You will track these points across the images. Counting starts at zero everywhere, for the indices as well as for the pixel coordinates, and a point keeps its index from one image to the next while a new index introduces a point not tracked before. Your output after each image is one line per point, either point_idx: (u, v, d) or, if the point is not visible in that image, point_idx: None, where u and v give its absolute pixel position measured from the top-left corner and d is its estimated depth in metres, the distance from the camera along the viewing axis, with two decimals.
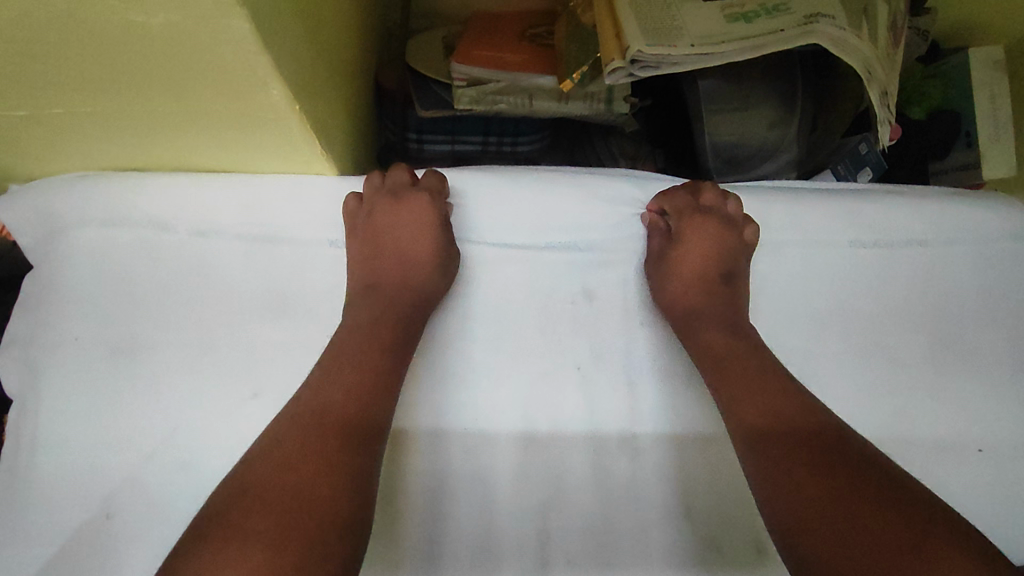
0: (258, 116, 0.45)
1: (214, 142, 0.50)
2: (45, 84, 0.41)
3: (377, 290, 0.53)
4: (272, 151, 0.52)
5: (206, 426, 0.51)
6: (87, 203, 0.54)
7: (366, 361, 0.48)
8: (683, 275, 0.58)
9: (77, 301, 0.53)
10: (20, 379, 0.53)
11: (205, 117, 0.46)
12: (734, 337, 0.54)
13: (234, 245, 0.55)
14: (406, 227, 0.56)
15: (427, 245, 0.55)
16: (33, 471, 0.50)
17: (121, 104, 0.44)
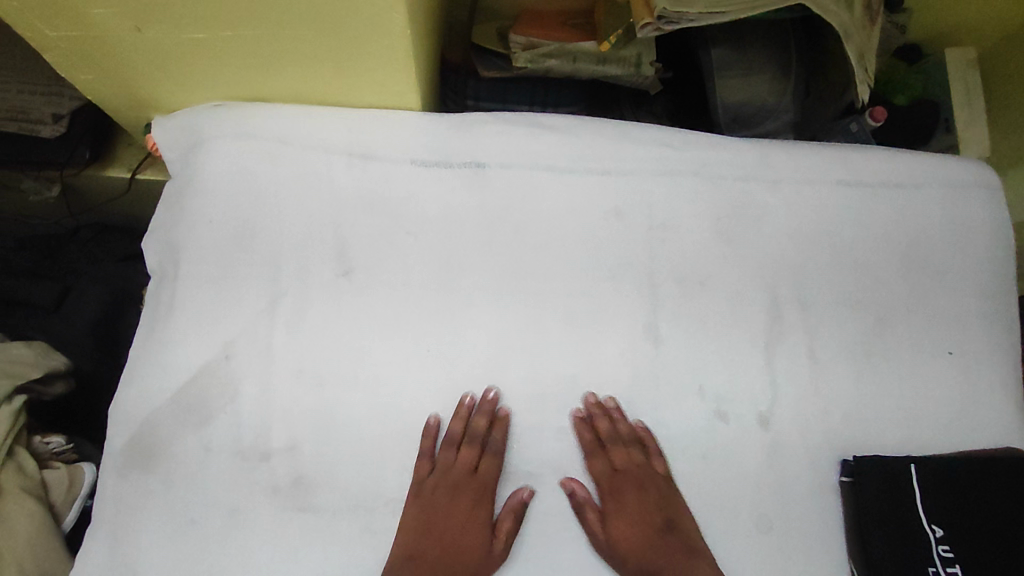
0: (378, 41, 0.60)
1: (335, 68, 0.65)
2: (228, 9, 0.56)
3: (427, 563, 0.56)
4: (378, 77, 0.67)
5: (307, 295, 0.64)
6: (223, 121, 0.69)
7: None
8: (619, 538, 0.60)
9: (207, 194, 0.67)
10: (160, 254, 0.67)
11: (335, 41, 0.60)
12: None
13: (336, 158, 0.68)
14: (466, 528, 0.59)
15: (479, 542, 0.59)
16: (171, 321, 0.63)
17: (278, 31, 0.59)
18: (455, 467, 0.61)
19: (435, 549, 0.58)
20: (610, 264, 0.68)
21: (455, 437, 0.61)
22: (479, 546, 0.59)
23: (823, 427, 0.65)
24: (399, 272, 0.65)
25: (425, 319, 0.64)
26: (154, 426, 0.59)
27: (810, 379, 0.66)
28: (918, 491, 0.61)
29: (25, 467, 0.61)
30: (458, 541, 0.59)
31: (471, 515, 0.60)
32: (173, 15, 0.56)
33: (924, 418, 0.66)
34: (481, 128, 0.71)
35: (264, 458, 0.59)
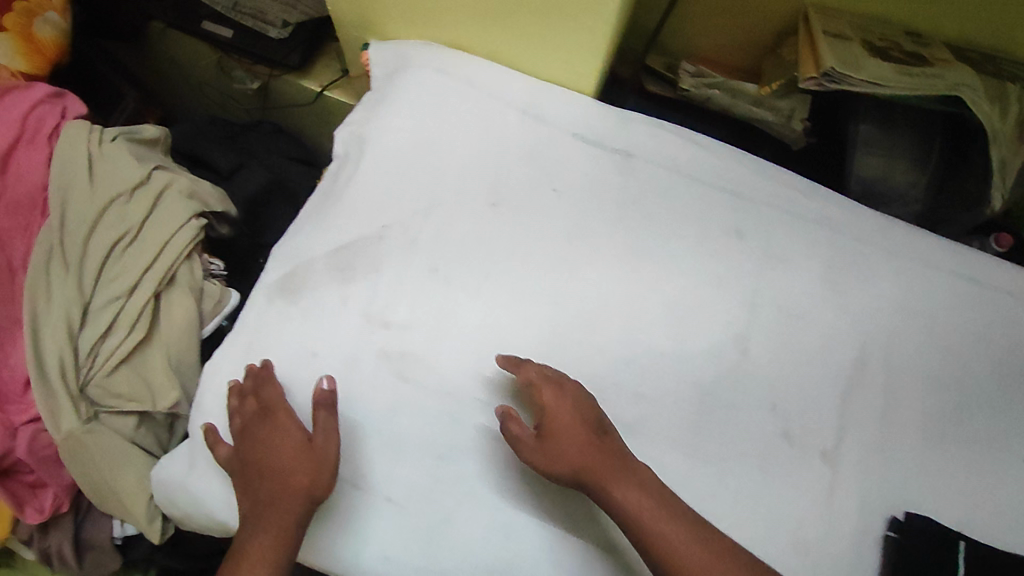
0: (583, 19, 0.73)
1: (538, 34, 0.77)
2: None
3: (262, 503, 0.59)
4: (570, 56, 0.78)
5: (457, 211, 0.74)
6: (427, 57, 0.81)
7: (281, 515, 0.58)
8: (560, 448, 0.60)
9: (400, 107, 0.78)
10: (349, 144, 0.79)
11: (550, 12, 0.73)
12: (634, 484, 0.58)
13: (512, 111, 0.78)
14: (285, 449, 0.60)
15: (306, 456, 0.59)
16: (345, 196, 0.75)
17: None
18: (246, 412, 0.63)
19: (264, 485, 0.59)
20: (720, 270, 0.73)
21: (234, 408, 0.64)
22: (302, 457, 0.59)
23: (882, 483, 0.66)
24: (538, 216, 0.74)
25: (547, 261, 0.72)
26: (306, 272, 0.71)
27: (881, 435, 0.68)
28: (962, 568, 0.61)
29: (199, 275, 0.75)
30: (285, 463, 0.59)
31: (286, 438, 0.60)
32: None
33: (984, 511, 0.66)
34: (635, 125, 0.78)
35: (383, 326, 0.69)
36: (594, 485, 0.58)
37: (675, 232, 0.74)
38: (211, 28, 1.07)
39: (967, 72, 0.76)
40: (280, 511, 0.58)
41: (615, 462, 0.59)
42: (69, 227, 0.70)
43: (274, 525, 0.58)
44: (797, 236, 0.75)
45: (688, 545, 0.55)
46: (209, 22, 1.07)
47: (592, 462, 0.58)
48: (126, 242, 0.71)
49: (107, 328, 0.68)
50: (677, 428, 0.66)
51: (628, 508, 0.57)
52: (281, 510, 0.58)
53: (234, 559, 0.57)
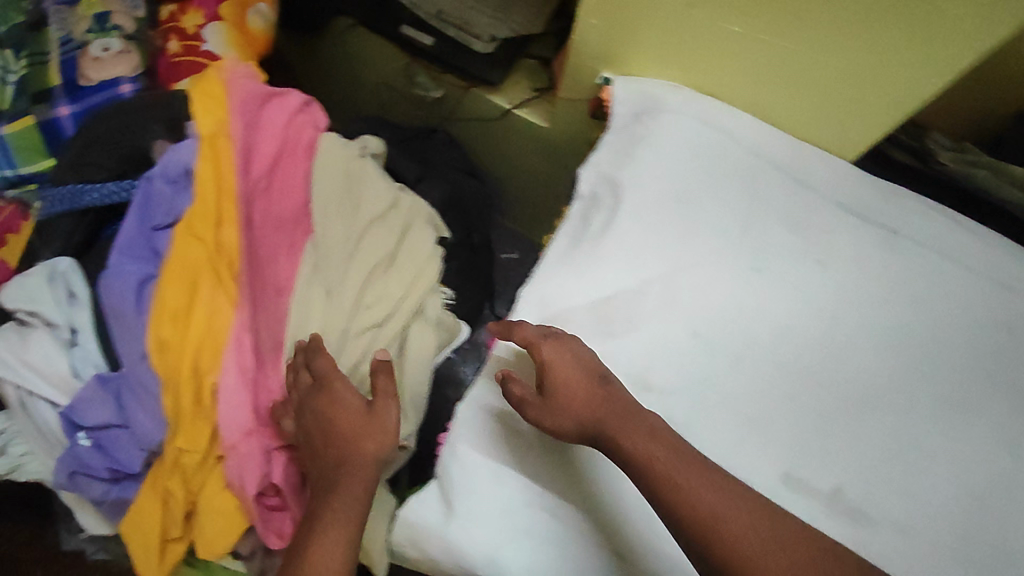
0: (884, 86, 0.71)
1: (819, 92, 0.75)
2: (791, 22, 0.69)
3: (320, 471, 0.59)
4: (846, 118, 0.76)
5: (719, 273, 0.72)
6: (688, 104, 0.79)
7: (355, 494, 0.57)
8: (571, 399, 0.61)
9: (658, 154, 0.76)
10: (598, 186, 0.77)
11: (849, 75, 0.72)
12: (646, 435, 0.57)
13: (772, 174, 0.76)
14: (343, 418, 0.60)
15: (359, 420, 0.60)
16: (601, 244, 0.73)
17: (802, 50, 0.71)
18: (301, 387, 0.62)
19: (330, 456, 0.59)
20: (990, 369, 0.70)
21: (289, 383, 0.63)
22: (358, 426, 0.60)
23: None
24: (799, 288, 0.72)
25: (807, 336, 0.71)
26: (563, 320, 0.70)
27: None
28: None
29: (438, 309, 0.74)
30: (342, 430, 0.60)
31: (343, 405, 0.61)
32: (745, 7, 0.70)
33: None
34: (901, 200, 0.76)
35: (645, 387, 0.68)
36: (605, 438, 0.59)
37: (943, 323, 0.71)
38: (411, 35, 1.03)
39: None
40: (352, 490, 0.57)
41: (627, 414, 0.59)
42: (328, 250, 0.68)
43: (346, 497, 0.57)
44: None
45: (674, 466, 0.56)
46: (408, 27, 1.04)
47: (609, 414, 0.59)
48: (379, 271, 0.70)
49: (358, 359, 0.66)
50: (947, 534, 0.64)
51: (640, 452, 0.57)
52: (353, 488, 0.57)
53: (303, 538, 0.55)
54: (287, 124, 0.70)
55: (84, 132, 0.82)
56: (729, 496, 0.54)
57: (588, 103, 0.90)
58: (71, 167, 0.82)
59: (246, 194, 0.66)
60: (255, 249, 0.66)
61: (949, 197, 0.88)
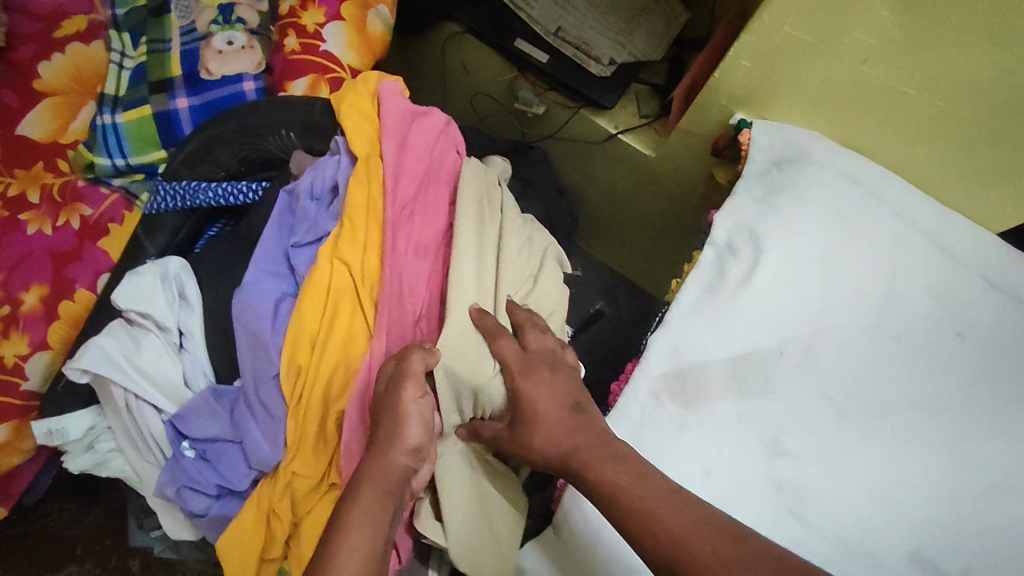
0: None
1: (977, 162, 0.73)
2: (968, 90, 0.67)
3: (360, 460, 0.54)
4: (998, 191, 0.75)
5: (858, 338, 0.70)
6: (834, 159, 0.77)
7: (381, 488, 0.51)
8: (536, 413, 0.56)
9: (802, 206, 0.73)
10: (734, 234, 0.74)
11: (1016, 151, 0.70)
12: (631, 474, 0.51)
13: (918, 240, 0.74)
14: (389, 405, 0.55)
15: (404, 408, 0.54)
16: (740, 295, 0.70)
17: (972, 118, 0.70)
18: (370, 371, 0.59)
19: (368, 446, 0.54)
20: None
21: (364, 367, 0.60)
22: (404, 416, 0.54)
23: None
24: (941, 362, 0.69)
25: (947, 413, 0.68)
26: (699, 375, 0.67)
27: None
28: None
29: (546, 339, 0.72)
30: (385, 415, 0.54)
31: (387, 391, 0.55)
32: (922, 68, 0.68)
33: None
34: None
35: (777, 453, 0.65)
36: (577, 468, 0.53)
37: None
38: (525, 48, 1.01)
39: None
40: (382, 484, 0.51)
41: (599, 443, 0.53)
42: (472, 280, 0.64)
43: (378, 490, 0.51)
44: None
45: (656, 504, 0.49)
46: (523, 41, 1.01)
47: (581, 444, 0.53)
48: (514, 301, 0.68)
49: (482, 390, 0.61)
50: None
51: (615, 480, 0.51)
52: (383, 479, 0.52)
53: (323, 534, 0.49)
54: (431, 151, 0.69)
55: (207, 128, 0.79)
56: (696, 519, 0.48)
57: (713, 143, 0.89)
58: (186, 161, 0.80)
59: (393, 220, 0.63)
60: (396, 273, 0.62)
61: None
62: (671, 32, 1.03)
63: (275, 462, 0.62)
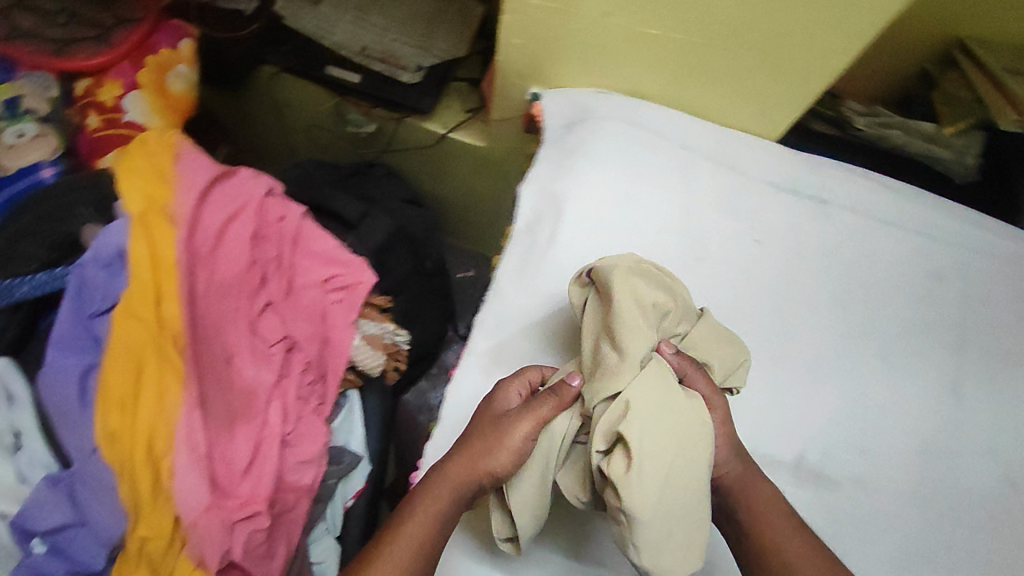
0: (795, 69, 0.74)
1: (736, 80, 0.77)
2: (697, 20, 0.72)
3: (436, 470, 0.58)
4: (763, 102, 0.79)
5: (663, 264, 0.73)
6: (615, 109, 0.81)
7: (439, 515, 0.55)
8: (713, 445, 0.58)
9: (592, 161, 0.78)
10: (540, 201, 0.78)
11: (760, 64, 0.74)
12: (781, 511, 0.57)
13: (705, 164, 0.78)
14: (501, 431, 0.56)
15: (516, 440, 0.56)
16: (547, 256, 0.74)
17: (712, 41, 0.73)
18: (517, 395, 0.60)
19: (465, 463, 0.56)
20: (920, 316, 0.75)
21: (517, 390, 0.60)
22: (512, 447, 0.56)
23: None
24: (741, 270, 0.74)
25: (757, 315, 0.73)
26: (522, 340, 0.70)
27: None
28: None
29: (378, 320, 0.74)
30: (489, 442, 0.56)
31: (512, 424, 0.56)
32: (652, 10, 0.72)
33: None
34: (828, 170, 0.79)
35: None
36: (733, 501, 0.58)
37: (874, 284, 0.75)
38: (338, 73, 1.03)
39: None
40: (442, 509, 0.56)
41: (751, 475, 0.59)
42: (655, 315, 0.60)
43: (437, 505, 0.56)
44: (987, 288, 0.76)
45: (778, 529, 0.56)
46: (333, 66, 1.04)
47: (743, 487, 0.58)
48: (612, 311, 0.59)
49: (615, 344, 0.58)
50: (898, 483, 0.68)
51: (758, 512, 0.57)
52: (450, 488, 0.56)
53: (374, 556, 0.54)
54: (235, 194, 0.70)
55: (7, 225, 0.77)
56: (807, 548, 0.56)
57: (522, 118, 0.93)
58: None
59: (186, 266, 0.63)
60: (200, 321, 0.62)
61: (873, 157, 0.85)
62: (467, 28, 1.06)
63: (121, 531, 0.59)
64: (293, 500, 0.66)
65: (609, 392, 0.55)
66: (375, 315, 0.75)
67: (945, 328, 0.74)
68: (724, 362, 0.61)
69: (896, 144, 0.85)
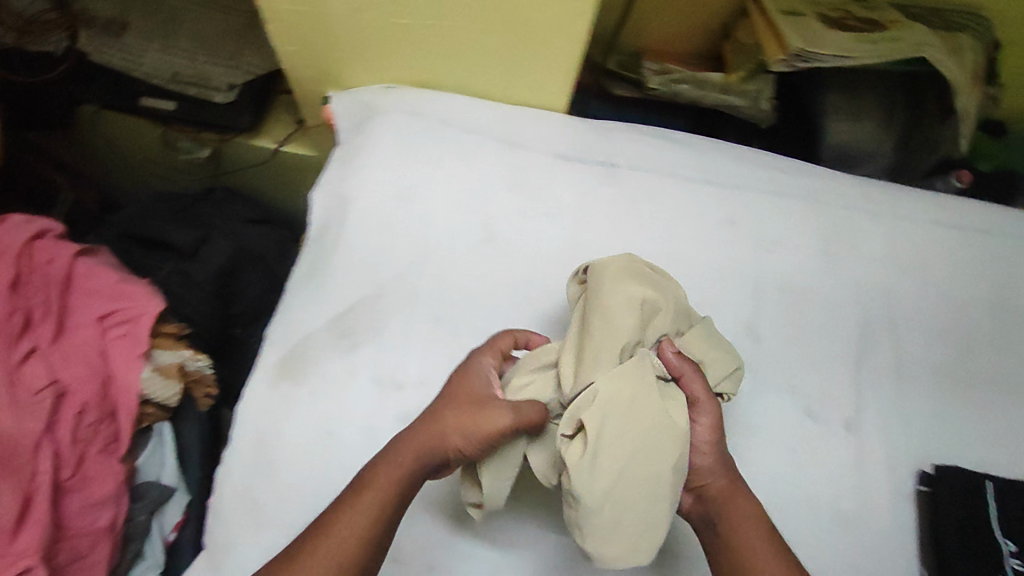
0: (554, 42, 0.71)
1: (504, 59, 0.74)
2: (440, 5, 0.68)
3: (390, 447, 0.56)
4: (538, 80, 0.77)
5: (451, 250, 0.73)
6: (397, 103, 0.79)
7: (380, 498, 0.53)
8: (698, 449, 0.57)
9: (374, 158, 0.77)
10: (326, 206, 0.76)
11: (518, 41, 0.72)
12: (751, 516, 0.56)
13: (490, 143, 0.77)
14: (466, 409, 0.55)
15: (488, 427, 0.53)
16: (331, 259, 0.72)
17: (464, 23, 0.70)
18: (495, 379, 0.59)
19: (423, 438, 0.55)
20: (716, 265, 0.75)
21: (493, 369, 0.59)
22: (474, 430, 0.54)
23: (885, 457, 0.71)
24: (532, 246, 0.74)
25: (549, 288, 0.72)
26: (307, 347, 0.69)
27: (878, 398, 0.73)
28: (978, 514, 0.66)
29: (174, 349, 0.73)
30: (455, 423, 0.54)
31: (488, 410, 0.54)
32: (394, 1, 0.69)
33: (990, 449, 0.72)
34: (614, 134, 0.79)
35: (397, 386, 0.68)
36: (714, 508, 0.57)
37: (669, 241, 0.75)
38: (153, 104, 1.00)
39: (923, 32, 0.76)
40: (384, 492, 0.53)
41: (733, 487, 0.57)
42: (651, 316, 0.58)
43: (384, 484, 0.53)
44: (782, 227, 0.77)
45: (753, 529, 0.55)
46: (147, 97, 1.01)
47: (726, 493, 0.57)
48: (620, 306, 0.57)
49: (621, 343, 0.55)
50: None
51: (733, 522, 0.56)
52: (398, 467, 0.54)
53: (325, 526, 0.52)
54: None
55: None
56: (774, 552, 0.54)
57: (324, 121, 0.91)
58: None
59: None
60: None
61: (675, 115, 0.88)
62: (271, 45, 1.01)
63: None
64: (86, 545, 0.64)
65: (580, 382, 0.54)
66: (170, 344, 0.73)
67: (741, 273, 0.75)
68: (715, 364, 0.59)
69: (690, 98, 0.85)
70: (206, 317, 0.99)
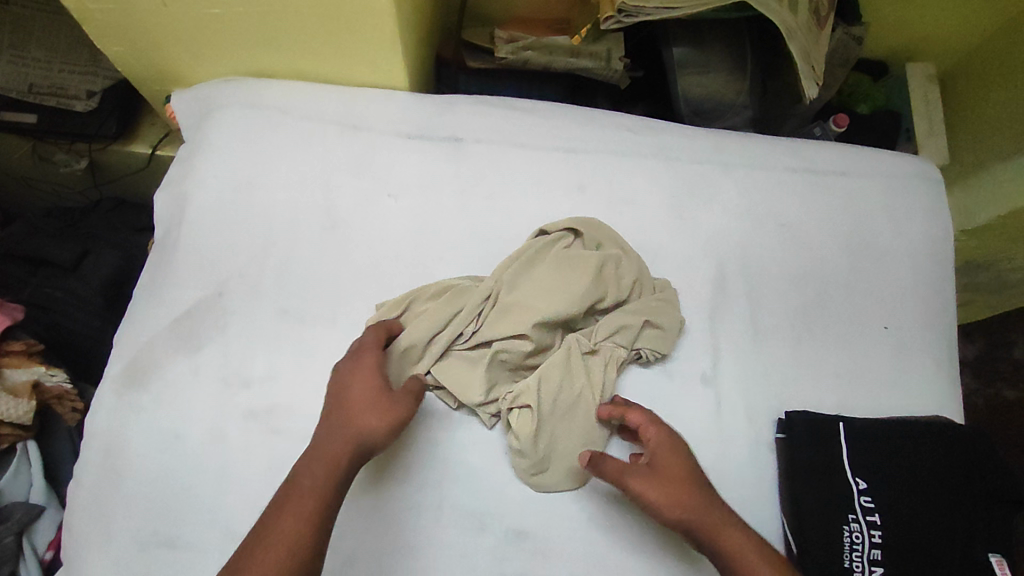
0: (374, 20, 0.69)
1: (332, 40, 0.73)
2: None
3: (306, 469, 0.54)
4: (373, 58, 0.75)
5: (294, 241, 0.72)
6: (235, 94, 0.77)
7: (310, 521, 0.51)
8: (652, 495, 0.57)
9: (212, 154, 0.74)
10: (170, 208, 0.75)
11: (337, 22, 0.70)
12: (747, 539, 0.56)
13: (329, 127, 0.76)
14: (374, 408, 0.57)
15: (396, 418, 0.57)
16: (173, 262, 0.71)
17: (276, 8, 0.68)
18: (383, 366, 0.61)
19: (339, 446, 0.55)
20: None
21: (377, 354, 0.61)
22: (387, 423, 0.57)
23: (747, 407, 0.69)
24: (378, 229, 0.73)
25: (397, 270, 0.72)
26: (149, 353, 0.68)
27: (740, 352, 0.72)
28: (833, 454, 0.66)
29: (26, 366, 0.72)
30: (366, 425, 0.56)
31: (393, 402, 0.58)
32: None
33: (848, 389, 0.72)
34: (461, 108, 0.78)
35: (244, 384, 0.67)
36: (707, 544, 0.56)
37: (519, 212, 0.75)
38: (10, 119, 0.96)
39: None
40: (312, 514, 0.51)
41: (720, 518, 0.57)
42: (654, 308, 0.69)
43: (312, 506, 0.52)
44: (634, 187, 0.77)
45: (734, 544, 0.55)
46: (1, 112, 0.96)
47: (708, 523, 0.56)
48: (538, 266, 0.69)
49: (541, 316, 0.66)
50: None
51: (745, 564, 0.55)
52: (324, 484, 0.53)
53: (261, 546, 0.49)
54: None
55: None
56: (767, 558, 0.55)
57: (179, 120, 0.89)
58: None
59: None
60: None
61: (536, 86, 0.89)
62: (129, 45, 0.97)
63: None
64: None
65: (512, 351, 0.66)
66: (22, 362, 0.72)
67: None
68: (655, 341, 0.68)
69: (541, 64, 0.85)
70: (102, 331, 0.96)
